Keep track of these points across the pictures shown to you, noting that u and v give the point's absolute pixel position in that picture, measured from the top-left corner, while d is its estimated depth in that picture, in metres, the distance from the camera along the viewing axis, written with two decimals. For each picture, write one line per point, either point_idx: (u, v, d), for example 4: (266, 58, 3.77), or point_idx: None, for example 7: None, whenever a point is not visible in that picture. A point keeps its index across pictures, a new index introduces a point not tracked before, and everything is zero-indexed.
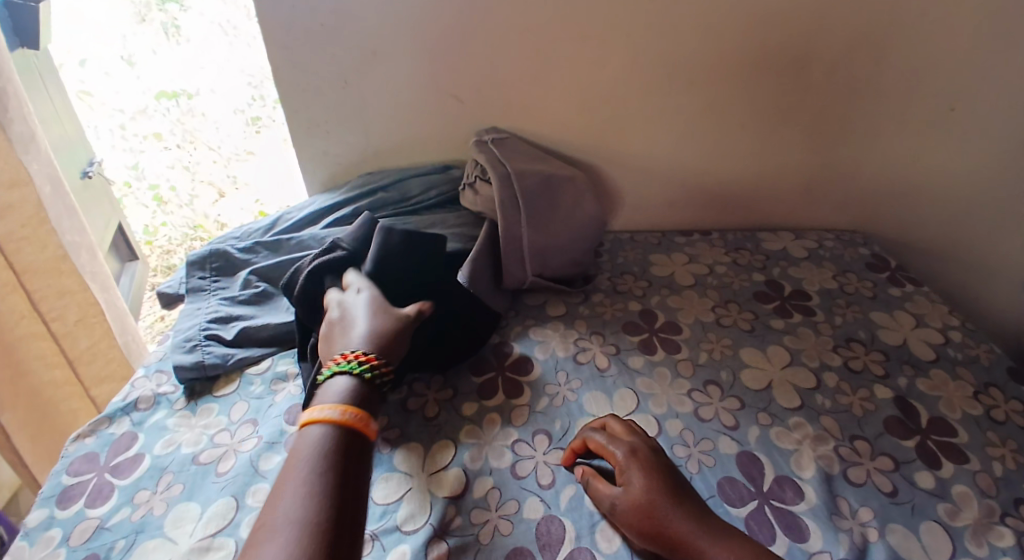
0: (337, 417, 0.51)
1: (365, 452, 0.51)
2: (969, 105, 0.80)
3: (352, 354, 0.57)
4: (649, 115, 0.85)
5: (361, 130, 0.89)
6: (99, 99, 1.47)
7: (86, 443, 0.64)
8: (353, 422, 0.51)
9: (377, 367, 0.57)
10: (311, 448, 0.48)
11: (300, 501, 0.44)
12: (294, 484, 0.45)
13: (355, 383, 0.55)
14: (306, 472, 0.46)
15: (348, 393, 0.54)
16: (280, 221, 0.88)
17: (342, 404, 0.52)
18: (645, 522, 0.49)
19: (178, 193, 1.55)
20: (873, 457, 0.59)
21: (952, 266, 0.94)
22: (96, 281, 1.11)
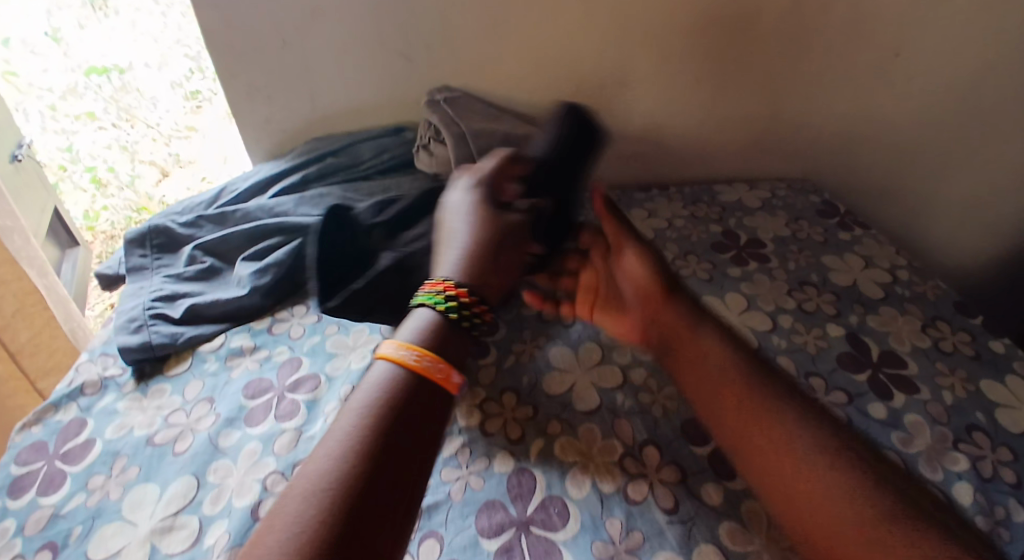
0: (412, 362, 0.44)
1: (440, 408, 0.43)
2: (914, 52, 0.81)
3: (442, 284, 0.51)
4: (604, 69, 0.83)
5: (306, 94, 0.85)
6: (25, 80, 1.39)
7: (32, 433, 0.61)
8: (432, 373, 0.44)
9: (469, 304, 0.50)
10: (374, 388, 0.41)
11: (351, 440, 0.38)
12: (350, 418, 0.39)
13: (438, 319, 0.49)
14: (364, 409, 0.40)
15: (428, 325, 0.48)
16: (223, 194, 0.83)
17: (420, 347, 0.45)
18: (648, 299, 0.58)
19: (116, 175, 1.43)
20: (828, 392, 0.62)
21: (900, 209, 0.98)
22: (34, 267, 1.08)
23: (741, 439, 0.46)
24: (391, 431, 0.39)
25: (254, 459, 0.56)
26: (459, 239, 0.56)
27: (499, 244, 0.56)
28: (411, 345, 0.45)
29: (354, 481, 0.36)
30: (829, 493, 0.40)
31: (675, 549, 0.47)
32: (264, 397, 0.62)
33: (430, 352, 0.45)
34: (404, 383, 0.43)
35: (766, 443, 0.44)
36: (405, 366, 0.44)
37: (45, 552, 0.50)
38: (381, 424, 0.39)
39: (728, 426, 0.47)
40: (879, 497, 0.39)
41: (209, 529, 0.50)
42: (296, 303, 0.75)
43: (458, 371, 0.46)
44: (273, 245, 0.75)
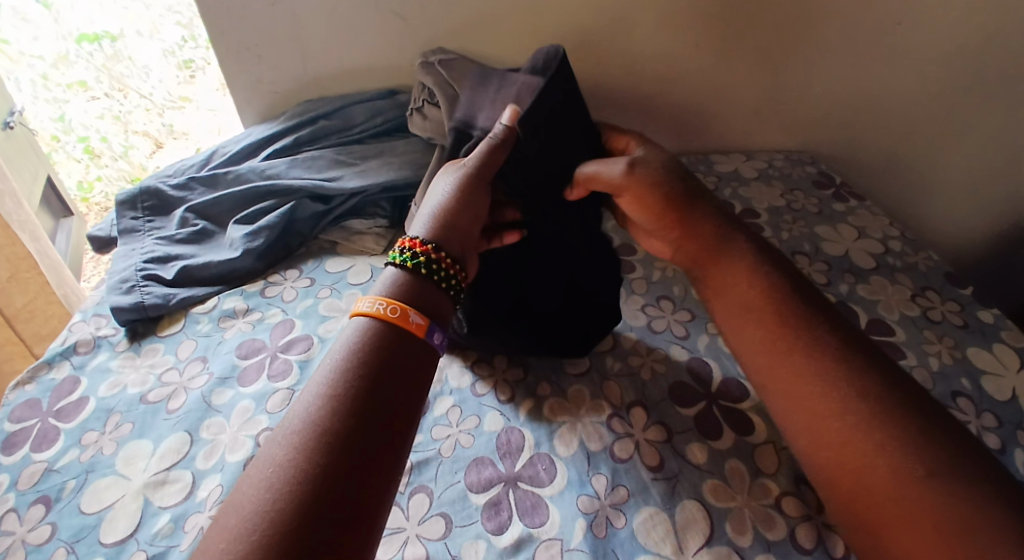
0: (374, 310, 0.44)
1: (414, 356, 0.43)
2: (916, 19, 0.80)
3: (411, 242, 0.49)
4: (601, 33, 0.82)
5: (297, 54, 0.84)
6: (15, 48, 1.36)
7: (26, 391, 0.61)
8: (389, 317, 0.44)
9: (431, 255, 0.48)
10: (346, 343, 0.42)
11: (315, 409, 0.38)
12: (321, 374, 0.40)
13: (402, 275, 0.47)
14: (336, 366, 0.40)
15: (393, 282, 0.47)
16: (215, 156, 0.83)
17: (384, 297, 0.45)
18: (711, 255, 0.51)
19: (109, 145, 1.42)
20: None
21: (895, 182, 0.97)
22: (25, 231, 1.06)
23: (786, 388, 0.44)
24: (362, 399, 0.39)
25: (246, 417, 0.56)
26: (443, 192, 0.52)
27: (470, 202, 0.52)
28: (379, 295, 0.45)
29: (318, 453, 0.36)
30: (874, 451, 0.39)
31: (659, 505, 0.48)
32: (256, 357, 0.63)
33: (395, 300, 0.45)
34: (374, 339, 0.42)
35: (812, 388, 0.43)
36: (378, 320, 0.44)
37: (40, 505, 0.51)
38: (353, 390, 0.39)
39: (762, 361, 0.46)
40: (932, 460, 0.38)
41: (202, 482, 0.51)
42: (289, 266, 0.75)
43: (417, 311, 0.45)
44: (266, 208, 0.75)
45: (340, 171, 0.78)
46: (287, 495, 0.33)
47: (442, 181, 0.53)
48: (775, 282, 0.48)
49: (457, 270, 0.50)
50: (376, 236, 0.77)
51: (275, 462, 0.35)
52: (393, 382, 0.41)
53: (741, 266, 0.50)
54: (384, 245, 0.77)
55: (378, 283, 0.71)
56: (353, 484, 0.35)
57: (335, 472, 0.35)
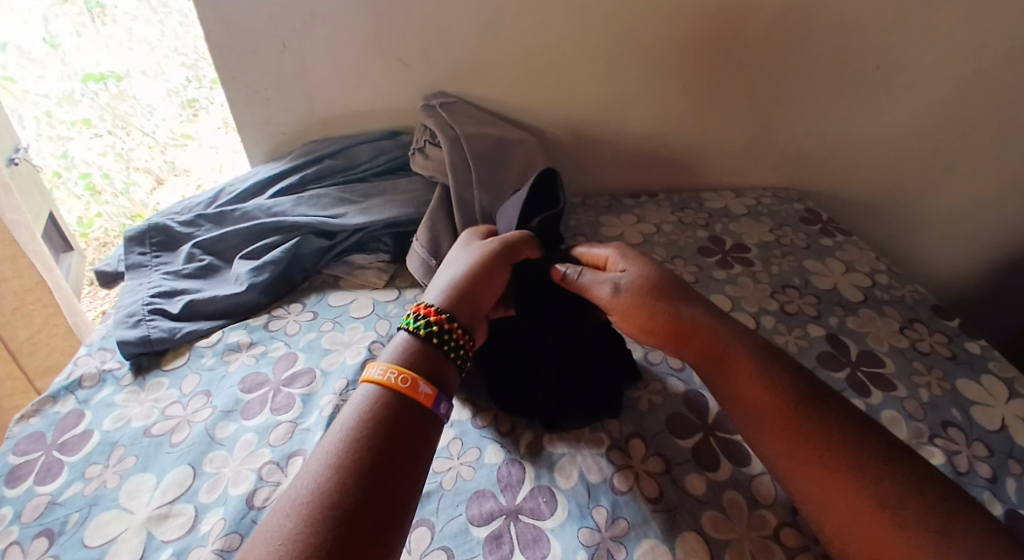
0: (382, 378, 0.45)
1: (418, 415, 0.44)
2: (893, 66, 0.84)
3: (423, 308, 0.51)
4: (594, 78, 0.86)
5: (303, 96, 0.87)
6: (21, 86, 1.34)
7: (31, 424, 0.62)
8: (398, 386, 0.45)
9: (443, 324, 0.50)
10: (353, 409, 0.43)
11: (323, 478, 0.39)
12: (329, 441, 0.41)
13: (410, 341, 0.49)
14: (342, 432, 0.42)
15: (404, 347, 0.49)
16: (222, 194, 0.85)
17: (395, 364, 0.47)
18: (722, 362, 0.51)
19: (110, 181, 1.45)
20: None
21: (881, 218, 1.01)
22: (40, 259, 1.09)
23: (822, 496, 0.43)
24: (368, 463, 0.40)
25: (249, 450, 0.57)
26: (456, 265, 0.56)
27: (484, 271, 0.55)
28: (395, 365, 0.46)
29: (325, 524, 0.37)
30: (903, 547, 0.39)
31: (659, 537, 0.49)
32: (259, 391, 0.63)
33: (405, 368, 0.46)
34: (388, 403, 0.44)
35: (842, 498, 0.42)
36: (389, 386, 0.45)
37: (43, 538, 0.51)
38: (360, 454, 0.40)
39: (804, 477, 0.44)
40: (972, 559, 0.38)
41: (205, 516, 0.51)
42: (293, 300, 0.76)
43: (426, 381, 0.46)
44: (272, 243, 0.77)
45: (345, 208, 0.80)
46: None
47: (459, 256, 0.57)
48: (789, 380, 0.49)
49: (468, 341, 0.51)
50: (378, 271, 0.79)
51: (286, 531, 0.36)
52: (402, 442, 0.42)
53: (751, 374, 0.49)
54: (386, 279, 0.79)
55: (379, 317, 0.73)
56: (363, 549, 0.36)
57: (345, 541, 0.36)
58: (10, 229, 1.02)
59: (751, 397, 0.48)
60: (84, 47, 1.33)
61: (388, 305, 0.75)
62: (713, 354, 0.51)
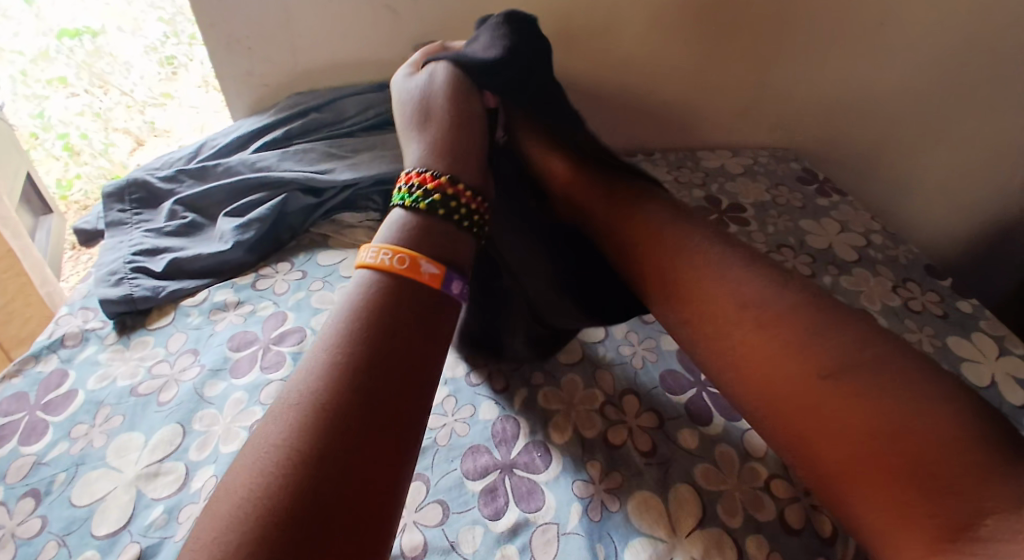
0: (373, 259, 0.42)
1: (421, 306, 0.41)
2: (895, 22, 0.82)
3: (415, 178, 0.49)
4: (590, 30, 0.83)
5: (289, 47, 0.84)
6: None
7: (13, 384, 0.61)
8: (393, 267, 0.42)
9: (445, 189, 0.47)
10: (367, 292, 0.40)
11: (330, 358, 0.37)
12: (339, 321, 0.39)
13: (413, 214, 0.46)
14: (351, 314, 0.39)
15: (400, 225, 0.45)
16: (203, 149, 0.82)
17: (380, 244, 0.43)
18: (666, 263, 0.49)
19: (89, 142, 1.36)
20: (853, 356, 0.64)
21: (875, 179, 1.00)
22: (9, 228, 1.06)
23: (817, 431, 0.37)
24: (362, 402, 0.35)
25: (240, 408, 0.56)
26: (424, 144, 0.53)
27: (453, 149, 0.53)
28: (384, 245, 0.43)
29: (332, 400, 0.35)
30: (928, 498, 0.33)
31: (652, 489, 0.49)
32: (249, 349, 0.62)
33: (389, 247, 0.43)
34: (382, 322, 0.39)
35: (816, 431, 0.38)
36: (380, 272, 0.41)
37: (29, 498, 0.51)
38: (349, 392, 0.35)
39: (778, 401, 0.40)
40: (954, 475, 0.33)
41: (196, 474, 0.51)
42: (281, 258, 0.75)
43: (428, 260, 0.43)
44: (257, 200, 0.75)
45: (332, 164, 0.78)
46: (286, 500, 0.31)
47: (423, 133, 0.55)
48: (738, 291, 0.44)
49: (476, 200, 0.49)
50: (368, 230, 0.77)
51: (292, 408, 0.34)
52: (401, 369, 0.37)
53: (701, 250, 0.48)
54: None
55: None
56: (358, 477, 0.33)
57: (347, 424, 0.34)
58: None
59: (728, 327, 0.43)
60: (59, 4, 1.30)
61: None
62: (698, 303, 0.46)
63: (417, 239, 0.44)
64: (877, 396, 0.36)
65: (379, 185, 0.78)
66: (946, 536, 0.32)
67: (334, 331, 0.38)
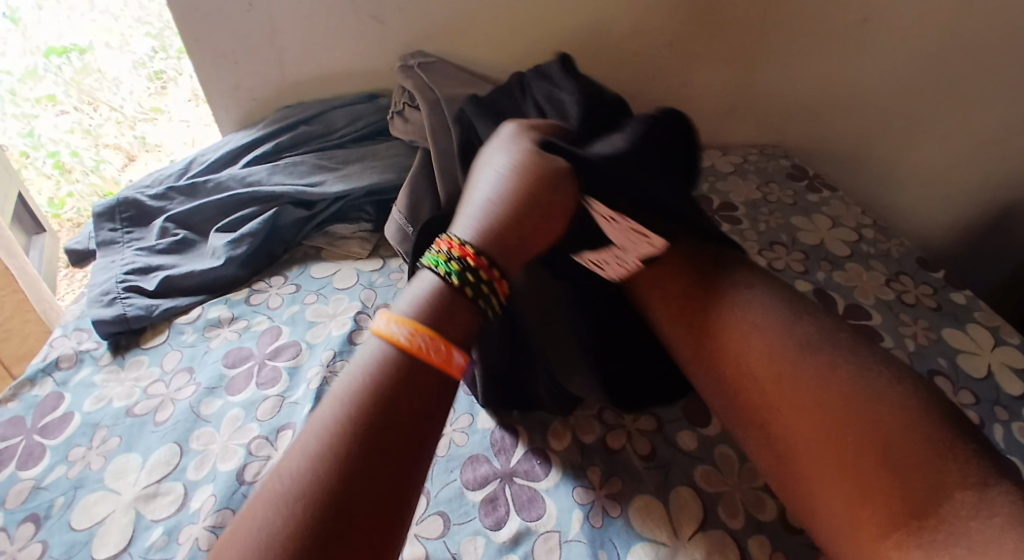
0: (398, 336, 0.38)
1: (433, 389, 0.37)
2: (881, 16, 0.82)
3: (454, 244, 0.43)
4: (574, 34, 0.83)
5: (274, 59, 0.84)
6: None
7: (9, 408, 0.60)
8: (409, 345, 0.38)
9: (478, 270, 0.42)
10: (372, 363, 0.37)
11: (324, 435, 0.34)
12: (338, 394, 0.36)
13: (438, 286, 0.41)
14: (353, 385, 0.36)
15: (429, 293, 0.41)
16: (193, 165, 0.82)
17: (412, 319, 0.39)
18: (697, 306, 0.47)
19: (81, 159, 1.35)
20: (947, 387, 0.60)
21: (865, 174, 1.00)
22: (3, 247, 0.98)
23: (787, 421, 0.39)
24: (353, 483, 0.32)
25: (237, 425, 0.56)
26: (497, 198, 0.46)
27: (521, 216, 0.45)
28: (406, 322, 0.39)
29: (323, 480, 0.32)
30: (898, 479, 0.34)
31: (653, 493, 0.49)
32: (244, 365, 0.62)
33: (412, 322, 0.39)
34: (391, 379, 0.36)
35: (799, 420, 0.39)
36: (396, 346, 0.38)
37: (29, 523, 0.50)
38: (322, 489, 0.32)
39: (760, 400, 0.41)
40: (916, 446, 0.35)
41: (195, 493, 0.51)
42: (274, 273, 0.74)
43: (460, 350, 0.40)
44: (248, 215, 0.74)
45: (322, 176, 0.77)
46: None
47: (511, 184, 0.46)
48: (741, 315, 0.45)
49: (503, 289, 0.43)
50: (361, 241, 0.77)
51: (277, 490, 0.32)
52: (381, 472, 0.33)
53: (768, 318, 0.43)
54: (369, 249, 0.77)
55: (364, 287, 0.71)
56: None
57: (337, 510, 0.31)
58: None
59: (730, 340, 0.44)
60: (46, 22, 1.31)
61: (373, 274, 0.74)
62: (683, 313, 0.48)
63: (442, 318, 0.40)
64: (854, 382, 0.38)
65: (370, 196, 0.78)
66: (912, 514, 0.33)
67: (335, 405, 0.35)
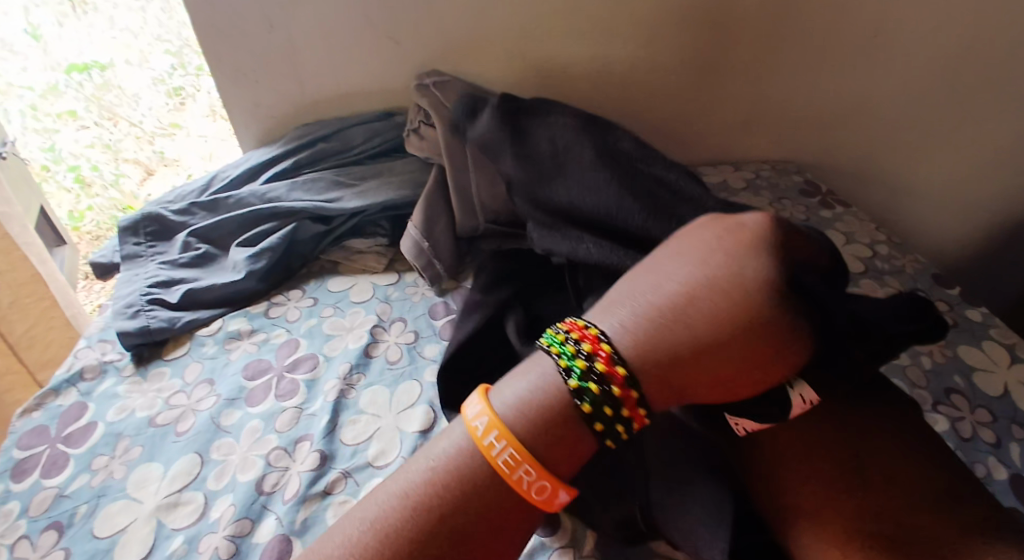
0: (482, 434, 0.39)
1: (502, 505, 0.38)
2: (892, 33, 0.83)
3: (587, 336, 0.42)
4: (587, 53, 0.85)
5: (294, 78, 0.86)
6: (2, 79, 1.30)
7: (34, 418, 0.62)
8: (493, 454, 0.38)
9: (609, 384, 0.39)
10: (453, 455, 0.39)
11: (396, 520, 0.37)
12: (419, 478, 0.38)
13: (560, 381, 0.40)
14: (433, 474, 0.38)
15: (538, 393, 0.40)
16: (214, 181, 0.84)
17: (501, 418, 0.39)
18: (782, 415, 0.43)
19: (100, 174, 1.39)
20: (971, 409, 0.59)
21: (878, 189, 1.00)
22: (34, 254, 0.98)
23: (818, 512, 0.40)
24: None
25: (256, 437, 0.57)
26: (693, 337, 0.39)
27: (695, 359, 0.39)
28: (491, 413, 0.40)
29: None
30: None
31: None
32: (263, 378, 0.63)
33: (503, 431, 0.39)
34: (461, 482, 0.38)
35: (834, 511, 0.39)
36: (472, 438, 0.40)
37: (52, 531, 0.51)
38: None
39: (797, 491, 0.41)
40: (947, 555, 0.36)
41: (215, 503, 0.51)
42: (292, 286, 0.76)
43: (563, 485, 0.39)
44: (268, 230, 0.76)
45: (340, 192, 0.79)
46: None
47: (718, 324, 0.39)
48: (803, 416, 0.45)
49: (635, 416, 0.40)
50: (377, 255, 0.78)
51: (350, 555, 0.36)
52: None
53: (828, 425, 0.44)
54: (385, 263, 0.78)
55: (380, 301, 0.73)
56: None
57: None
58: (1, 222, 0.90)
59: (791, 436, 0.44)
60: (66, 38, 1.30)
61: (388, 288, 0.75)
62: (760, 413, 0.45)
63: (540, 420, 0.39)
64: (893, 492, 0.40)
65: (386, 212, 0.79)
66: None
67: (415, 492, 0.38)
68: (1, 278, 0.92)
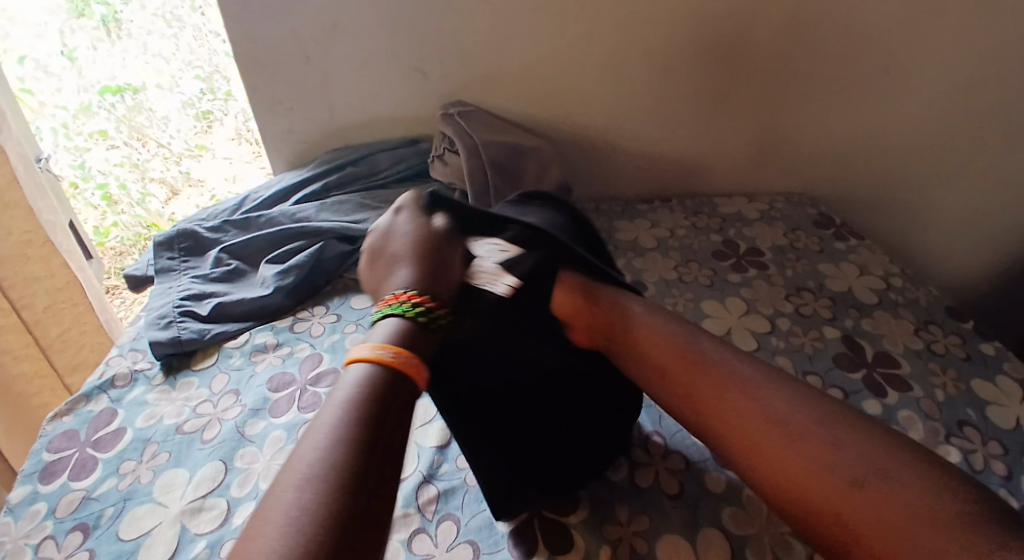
0: (383, 358, 0.38)
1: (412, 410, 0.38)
2: (903, 74, 0.86)
3: (399, 295, 0.44)
4: (606, 87, 0.89)
5: (326, 106, 0.90)
6: (38, 99, 1.24)
7: (64, 422, 0.64)
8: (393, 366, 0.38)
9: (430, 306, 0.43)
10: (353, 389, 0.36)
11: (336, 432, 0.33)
12: (337, 401, 0.35)
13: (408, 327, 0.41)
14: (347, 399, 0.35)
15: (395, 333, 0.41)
16: (246, 201, 0.88)
17: (389, 343, 0.40)
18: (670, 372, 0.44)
19: (128, 192, 1.42)
20: (984, 441, 0.59)
21: (892, 224, 1.02)
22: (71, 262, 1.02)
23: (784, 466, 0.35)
24: (353, 509, 0.31)
25: (279, 446, 0.58)
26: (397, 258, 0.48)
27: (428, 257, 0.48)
28: (386, 345, 0.39)
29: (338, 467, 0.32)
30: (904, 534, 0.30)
31: (680, 531, 0.50)
32: (287, 390, 0.65)
33: (394, 348, 0.39)
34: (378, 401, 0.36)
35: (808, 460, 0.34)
36: (378, 368, 0.38)
37: (78, 532, 0.53)
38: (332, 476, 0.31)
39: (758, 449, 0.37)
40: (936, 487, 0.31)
41: (237, 509, 0.53)
42: (316, 303, 0.78)
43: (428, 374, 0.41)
44: (297, 248, 0.79)
45: (365, 214, 0.82)
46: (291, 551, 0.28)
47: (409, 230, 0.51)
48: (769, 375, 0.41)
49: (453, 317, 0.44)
50: None
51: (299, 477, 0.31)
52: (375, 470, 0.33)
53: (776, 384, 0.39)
54: None
55: None
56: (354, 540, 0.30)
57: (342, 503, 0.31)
58: (45, 230, 0.95)
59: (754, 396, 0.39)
60: (100, 62, 1.34)
61: None
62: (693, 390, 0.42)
63: (419, 348, 0.41)
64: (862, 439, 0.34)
65: None
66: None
67: (341, 414, 0.34)
68: (40, 284, 0.96)
